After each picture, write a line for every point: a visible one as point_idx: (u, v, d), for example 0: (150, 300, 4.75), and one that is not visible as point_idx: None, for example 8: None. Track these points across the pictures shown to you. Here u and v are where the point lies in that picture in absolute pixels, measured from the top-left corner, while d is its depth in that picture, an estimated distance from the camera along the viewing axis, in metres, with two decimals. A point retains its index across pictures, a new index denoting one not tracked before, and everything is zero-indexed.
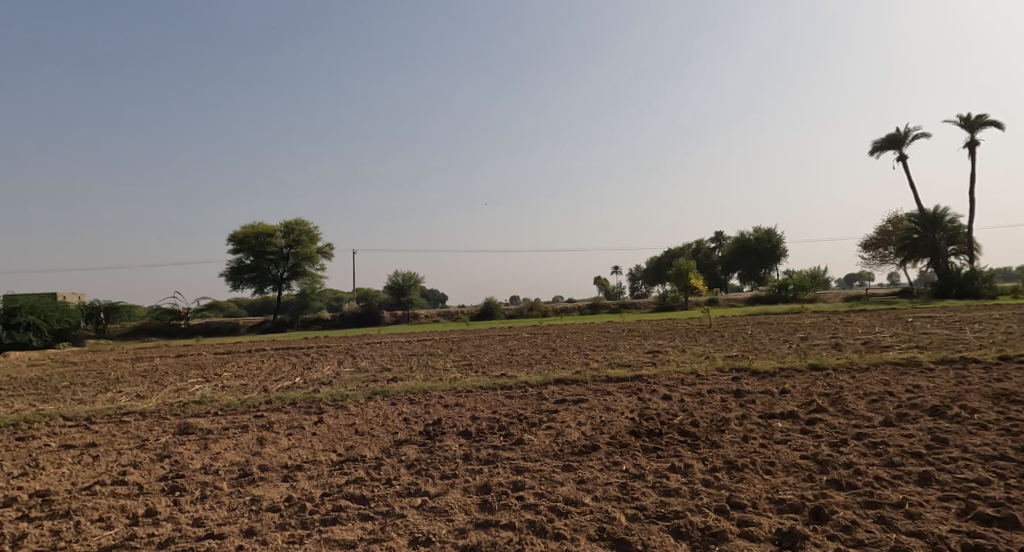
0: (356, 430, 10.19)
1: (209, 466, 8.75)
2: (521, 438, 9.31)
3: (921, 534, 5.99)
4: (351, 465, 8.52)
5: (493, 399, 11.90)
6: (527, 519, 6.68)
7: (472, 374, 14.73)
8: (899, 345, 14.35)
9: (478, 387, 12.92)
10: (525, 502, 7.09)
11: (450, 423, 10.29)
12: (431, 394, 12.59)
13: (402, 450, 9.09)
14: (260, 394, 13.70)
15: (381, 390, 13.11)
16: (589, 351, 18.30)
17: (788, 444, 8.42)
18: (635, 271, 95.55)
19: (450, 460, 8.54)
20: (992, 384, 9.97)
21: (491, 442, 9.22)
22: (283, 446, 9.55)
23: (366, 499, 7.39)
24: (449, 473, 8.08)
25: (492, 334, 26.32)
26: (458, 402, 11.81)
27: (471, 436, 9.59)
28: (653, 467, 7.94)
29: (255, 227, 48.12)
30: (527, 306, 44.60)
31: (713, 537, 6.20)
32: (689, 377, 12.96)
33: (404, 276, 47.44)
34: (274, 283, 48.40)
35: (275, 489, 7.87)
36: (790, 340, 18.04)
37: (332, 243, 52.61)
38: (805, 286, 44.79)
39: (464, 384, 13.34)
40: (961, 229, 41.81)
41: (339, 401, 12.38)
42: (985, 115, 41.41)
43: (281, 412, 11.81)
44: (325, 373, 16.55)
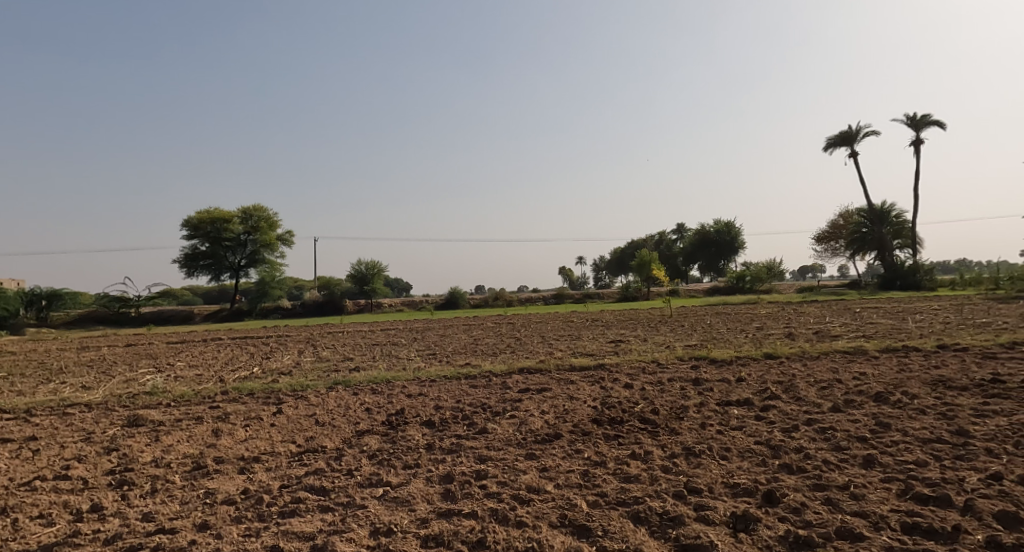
0: (316, 421, 10.16)
1: (160, 460, 8.64)
2: (485, 427, 9.43)
3: (864, 514, 6.32)
4: (311, 456, 8.53)
5: (457, 388, 12.00)
6: (489, 507, 6.82)
7: (436, 364, 14.84)
8: (848, 334, 14.98)
9: (441, 377, 13.01)
10: (488, 490, 7.24)
11: (413, 412, 10.35)
12: (394, 384, 12.62)
13: (363, 440, 9.12)
14: (216, 384, 13.56)
15: (343, 380, 13.08)
16: (553, 340, 18.49)
17: (743, 431, 8.75)
18: (599, 262, 96.67)
19: (413, 451, 8.61)
20: (931, 371, 10.52)
21: (454, 431, 9.33)
22: (239, 437, 9.50)
23: (325, 490, 7.42)
24: (412, 462, 8.16)
25: (457, 323, 26.33)
26: (422, 391, 11.87)
27: (435, 425, 9.68)
28: (613, 454, 8.17)
29: (211, 212, 47.19)
30: (491, 295, 44.61)
31: (671, 522, 6.43)
32: (650, 365, 13.31)
33: (368, 265, 46.83)
34: (232, 271, 47.47)
35: (231, 481, 7.84)
36: (747, 330, 18.65)
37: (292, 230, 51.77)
38: (762, 277, 45.88)
39: (428, 373, 13.40)
40: (906, 224, 43.51)
41: (299, 391, 12.32)
42: (930, 114, 42.96)
43: (237, 403, 11.67)
44: (284, 363, 16.36)
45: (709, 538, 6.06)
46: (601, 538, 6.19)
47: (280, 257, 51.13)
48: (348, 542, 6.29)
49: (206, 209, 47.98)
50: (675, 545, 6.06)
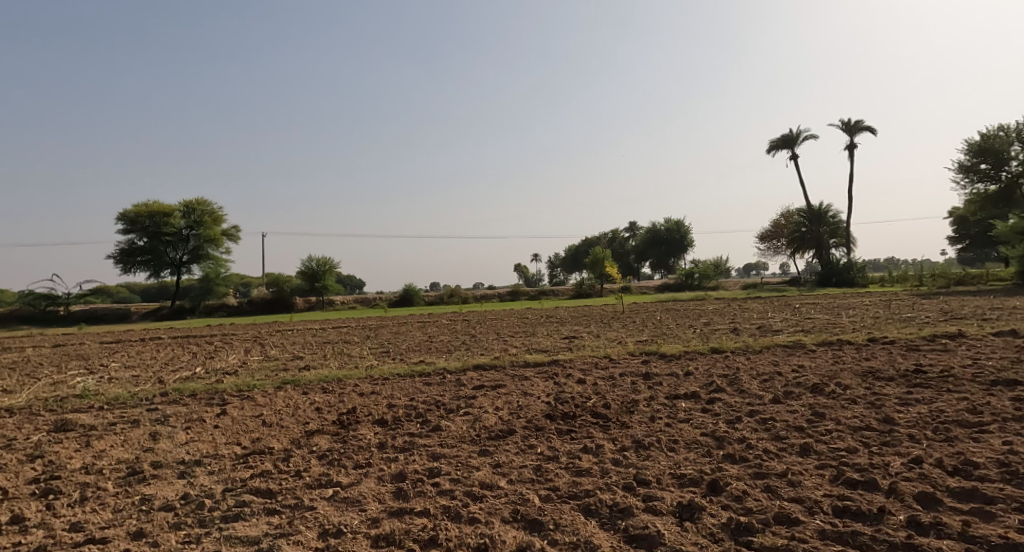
0: (263, 422, 10.05)
1: (90, 466, 8.39)
2: (439, 424, 9.51)
3: (800, 499, 6.65)
4: (257, 458, 8.45)
5: (412, 386, 12.04)
6: (442, 505, 6.91)
7: (390, 361, 14.81)
8: (788, 329, 15.68)
9: (395, 374, 13.00)
10: (441, 488, 7.33)
11: (365, 411, 10.32)
12: (346, 383, 12.55)
13: (313, 440, 9.08)
14: (154, 386, 13.20)
15: (292, 379, 12.92)
16: (508, 337, 18.66)
17: (690, 423, 9.08)
18: (554, 259, 97.48)
19: (365, 449, 8.63)
20: (862, 363, 11.13)
21: (408, 429, 9.37)
22: (179, 440, 9.31)
23: (271, 493, 7.37)
24: (363, 462, 8.18)
25: (411, 321, 26.20)
26: (374, 389, 11.86)
27: (387, 424, 9.70)
28: (566, 449, 8.37)
29: (150, 205, 45.49)
30: (446, 292, 44.49)
31: (620, 513, 6.63)
32: (603, 360, 13.65)
33: (319, 262, 45.74)
34: (172, 267, 45.99)
35: (170, 486, 7.71)
36: (695, 325, 19.25)
37: (238, 225, 50.47)
38: (709, 275, 47.94)
39: (382, 371, 13.38)
40: (841, 224, 45.57)
41: (245, 392, 12.13)
42: (863, 121, 44.95)
43: (177, 404, 11.41)
44: (229, 362, 16.02)
45: (656, 528, 6.26)
46: (553, 531, 6.36)
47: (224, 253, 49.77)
48: (295, 544, 6.29)
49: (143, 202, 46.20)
50: (624, 536, 6.26)
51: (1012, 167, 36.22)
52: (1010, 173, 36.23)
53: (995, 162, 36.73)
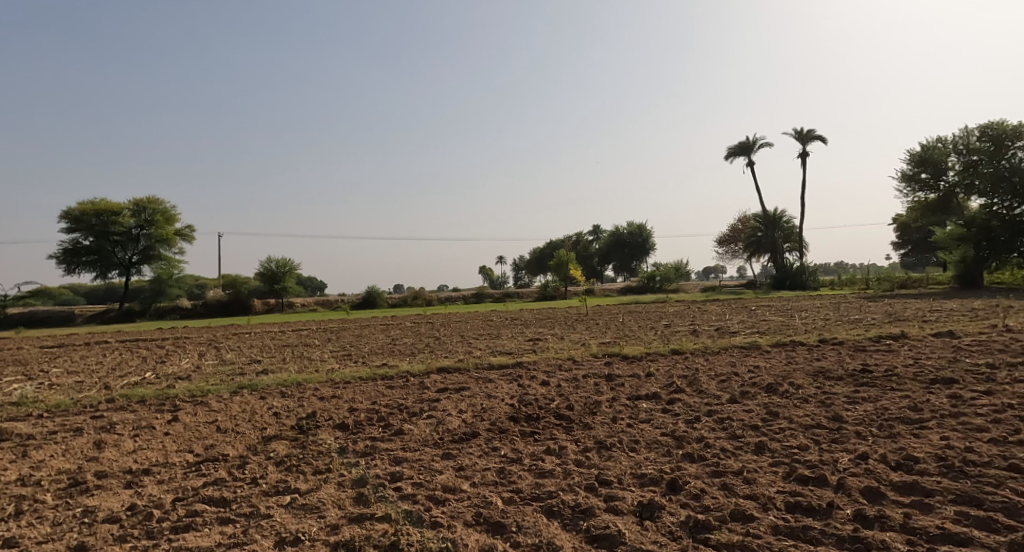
0: (217, 428, 9.88)
1: (30, 477, 8.14)
2: (401, 428, 9.49)
3: (754, 496, 6.85)
4: (210, 466, 8.32)
5: (374, 389, 11.98)
6: (404, 510, 6.91)
7: (351, 364, 14.69)
8: (744, 330, 16.11)
9: (357, 378, 12.91)
10: (403, 493, 7.32)
11: (325, 416, 10.23)
12: (305, 387, 12.41)
13: (270, 446, 8.97)
14: (99, 392, 12.80)
15: (249, 383, 12.71)
16: (472, 339, 18.69)
17: (651, 423, 9.27)
18: (518, 262, 97.81)
19: (325, 455, 8.57)
20: (813, 363, 11.53)
21: (369, 434, 9.33)
22: (127, 448, 9.09)
23: (225, 502, 7.26)
24: (323, 467, 8.12)
25: (374, 323, 25.98)
26: (335, 393, 11.76)
27: (348, 428, 9.64)
28: (529, 451, 8.46)
29: (97, 203, 44.09)
30: (410, 294, 44.23)
31: (582, 513, 6.74)
32: (566, 362, 13.78)
33: (278, 262, 45.01)
34: (121, 267, 44.64)
35: (115, 497, 7.53)
36: (656, 327, 19.59)
37: (192, 225, 49.30)
38: (670, 277, 48.84)
39: (343, 374, 13.27)
40: (795, 229, 46.99)
41: (198, 397, 11.89)
42: (814, 130, 46.41)
43: (125, 411, 11.12)
44: (181, 367, 15.65)
45: (617, 528, 6.37)
46: (515, 533, 6.42)
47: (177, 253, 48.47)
48: None
49: (90, 200, 44.71)
50: (585, 536, 6.36)
51: (950, 176, 37.88)
52: (948, 182, 37.89)
53: (934, 173, 38.37)
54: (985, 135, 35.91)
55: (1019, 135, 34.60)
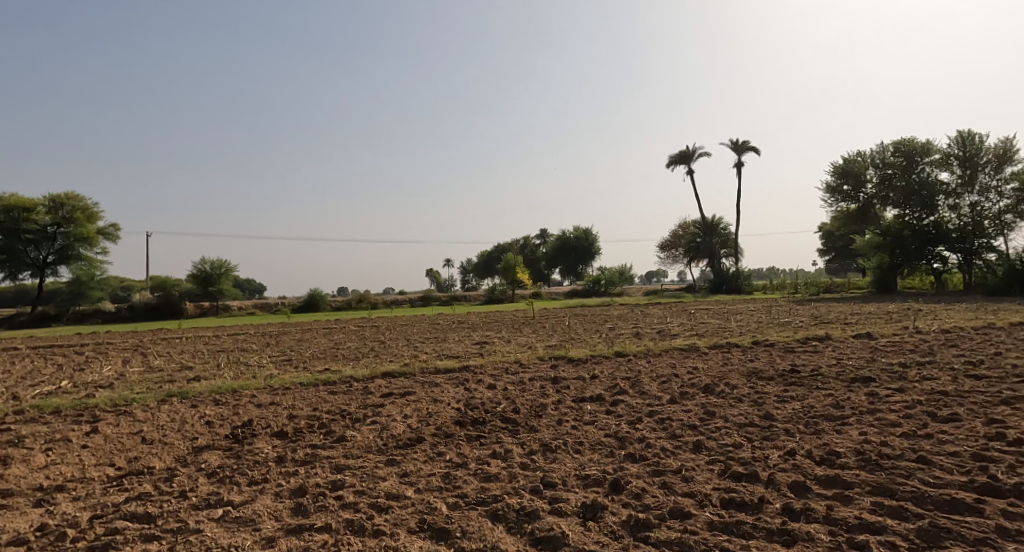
0: (143, 439, 9.54)
1: None
2: (343, 435, 9.39)
3: (692, 493, 7.09)
4: (133, 480, 8.03)
5: (315, 395, 11.78)
6: (345, 519, 6.84)
7: (291, 370, 14.38)
8: (684, 333, 16.62)
9: (297, 384, 12.68)
10: (344, 501, 7.24)
11: (261, 424, 10.02)
12: (241, 394, 12.10)
13: (201, 457, 8.73)
14: (8, 403, 12.09)
15: (179, 391, 12.30)
16: (418, 343, 18.57)
17: (595, 425, 9.47)
18: (465, 265, 97.69)
19: (262, 464, 8.40)
20: (748, 363, 12.03)
21: (309, 441, 9.20)
22: (38, 463, 8.66)
23: (151, 517, 7.03)
24: (259, 478, 7.96)
25: (317, 327, 25.50)
26: (274, 400, 11.51)
27: (287, 436, 9.47)
28: (475, 455, 8.51)
29: (8, 199, 41.73)
30: (354, 297, 43.60)
31: (527, 516, 6.83)
32: (513, 365, 13.88)
33: (213, 264, 43.65)
34: (34, 268, 42.40)
35: (25, 517, 7.18)
36: (601, 330, 19.98)
37: (117, 223, 47.23)
38: (614, 281, 49.81)
39: (282, 380, 13.00)
40: (731, 236, 48.73)
41: (121, 406, 11.42)
42: (748, 141, 48.19)
43: (37, 424, 10.57)
44: (104, 374, 14.97)
45: (561, 529, 6.48)
46: (459, 539, 6.46)
47: (98, 253, 46.25)
48: None
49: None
50: (529, 538, 6.45)
51: (868, 188, 39.89)
52: (867, 194, 39.90)
53: (854, 185, 40.31)
54: (898, 150, 37.82)
55: (927, 151, 36.82)
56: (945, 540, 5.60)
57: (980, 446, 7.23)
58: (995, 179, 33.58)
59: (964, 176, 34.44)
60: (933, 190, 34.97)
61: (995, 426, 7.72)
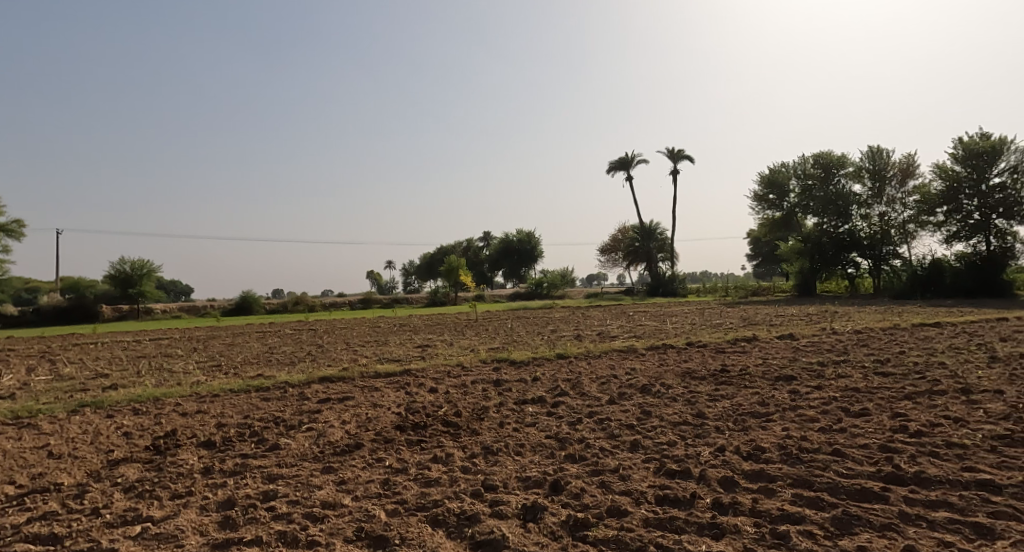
0: (50, 453, 9.06)
1: None
2: (277, 443, 9.20)
3: (630, 491, 7.30)
4: (38, 498, 7.63)
5: (246, 402, 11.47)
6: (277, 531, 6.70)
7: (221, 376, 13.92)
8: (623, 334, 17.02)
9: (226, 390, 12.30)
10: (277, 512, 7.09)
11: (186, 433, 9.69)
12: (163, 402, 11.65)
13: (117, 471, 8.37)
14: None
15: (92, 400, 11.73)
16: (357, 346, 18.32)
17: (536, 427, 9.60)
18: (407, 267, 96.77)
19: (186, 477, 8.13)
20: (682, 364, 12.44)
21: (240, 450, 8.96)
22: None
23: (61, 538, 6.71)
24: (182, 491, 7.70)
25: (250, 331, 24.74)
26: (200, 408, 11.14)
27: (215, 446, 9.20)
28: (415, 460, 8.49)
29: None
30: (290, 300, 42.53)
31: (467, 520, 6.87)
32: (455, 368, 13.87)
33: (134, 264, 41.68)
34: None
35: None
36: (543, 332, 20.21)
37: (22, 220, 44.52)
38: (556, 284, 50.48)
39: (209, 387, 12.57)
40: (667, 240, 50.16)
41: (27, 419, 10.79)
42: (683, 149, 49.71)
43: None
44: (6, 384, 14.08)
45: (501, 532, 6.55)
46: (398, 545, 6.42)
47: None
48: None
49: None
50: (469, 542, 6.48)
51: (791, 198, 41.86)
52: (790, 203, 41.82)
53: (780, 194, 42.30)
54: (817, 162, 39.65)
55: (843, 164, 38.88)
56: (856, 527, 5.97)
57: (886, 438, 7.75)
58: (900, 192, 36.11)
59: (874, 189, 36.70)
60: (848, 200, 36.92)
61: (899, 420, 8.28)
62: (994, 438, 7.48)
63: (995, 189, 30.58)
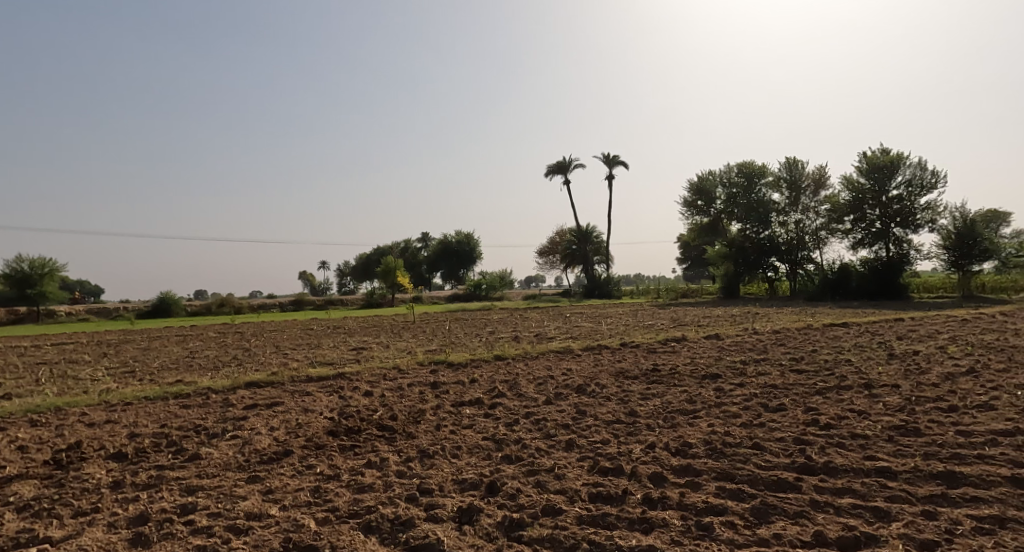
0: None
1: None
2: (197, 452, 8.89)
3: (564, 490, 7.45)
4: None
5: (164, 410, 11.02)
6: (196, 546, 6.48)
7: (135, 383, 13.29)
8: (560, 335, 17.30)
9: (140, 398, 11.77)
10: (196, 526, 6.86)
11: (93, 445, 9.22)
12: (68, 412, 11.04)
13: (12, 489, 7.89)
14: None
15: None
16: (288, 350, 17.84)
17: (473, 428, 9.65)
18: (342, 268, 94.86)
19: (93, 492, 7.76)
20: (617, 364, 12.75)
21: (155, 462, 8.61)
22: None
23: None
24: (89, 508, 7.35)
25: (171, 335, 23.67)
26: (110, 418, 10.62)
27: (126, 458, 8.81)
28: (347, 466, 8.39)
29: None
30: (214, 302, 40.93)
31: (401, 526, 6.85)
32: (391, 371, 13.73)
33: (34, 263, 39.03)
34: None
35: None
36: (481, 334, 20.25)
37: None
38: (494, 286, 50.70)
39: (121, 395, 11.99)
40: (603, 244, 51.22)
41: None
42: (619, 156, 50.96)
43: None
44: None
45: (436, 535, 6.56)
46: None
47: None
48: None
49: None
50: (403, 548, 6.46)
51: (718, 205, 43.56)
52: (716, 210, 43.52)
53: (707, 200, 43.83)
54: (740, 171, 41.47)
55: (764, 174, 40.81)
56: (773, 516, 6.32)
57: (801, 431, 8.21)
58: (813, 201, 38.07)
59: (791, 198, 38.61)
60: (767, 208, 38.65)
61: (811, 414, 8.79)
62: (892, 429, 8.05)
63: (894, 200, 32.78)
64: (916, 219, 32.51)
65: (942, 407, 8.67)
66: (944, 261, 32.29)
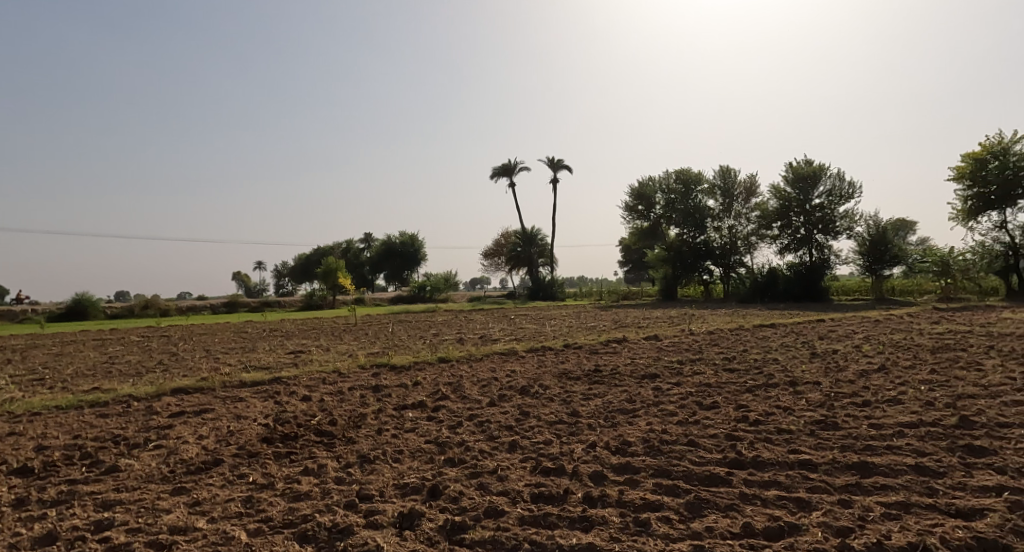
0: None
1: None
2: (116, 464, 8.51)
3: (506, 492, 7.50)
4: None
5: (79, 420, 10.49)
6: None
7: (46, 392, 12.58)
8: (504, 337, 17.38)
9: (51, 408, 11.18)
10: (114, 543, 6.58)
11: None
12: None
13: None
14: None
15: None
16: (219, 354, 17.25)
17: (416, 432, 9.60)
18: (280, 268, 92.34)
19: None
20: (559, 365, 12.92)
21: (67, 476, 8.21)
22: None
23: None
24: None
25: (91, 339, 22.49)
26: (15, 430, 10.03)
27: (33, 473, 8.35)
28: (282, 474, 8.21)
29: None
30: (139, 304, 39.11)
31: (339, 533, 6.75)
32: (331, 375, 13.49)
33: None
34: None
35: None
36: (424, 336, 20.12)
37: None
38: (439, 287, 50.45)
39: (26, 405, 11.33)
40: (547, 246, 51.78)
41: None
42: (563, 160, 51.62)
43: None
44: None
45: (375, 542, 6.50)
46: None
47: None
48: None
49: None
50: None
51: (657, 209, 44.67)
52: (656, 215, 44.69)
53: (647, 205, 44.90)
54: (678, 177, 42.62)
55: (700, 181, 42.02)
56: (705, 510, 6.55)
57: (732, 428, 8.54)
58: (745, 208, 39.44)
59: (724, 205, 39.94)
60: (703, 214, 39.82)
61: (742, 411, 9.15)
62: (814, 424, 8.48)
63: (816, 209, 34.34)
64: (836, 227, 34.22)
65: (858, 402, 9.18)
66: (859, 266, 33.93)
